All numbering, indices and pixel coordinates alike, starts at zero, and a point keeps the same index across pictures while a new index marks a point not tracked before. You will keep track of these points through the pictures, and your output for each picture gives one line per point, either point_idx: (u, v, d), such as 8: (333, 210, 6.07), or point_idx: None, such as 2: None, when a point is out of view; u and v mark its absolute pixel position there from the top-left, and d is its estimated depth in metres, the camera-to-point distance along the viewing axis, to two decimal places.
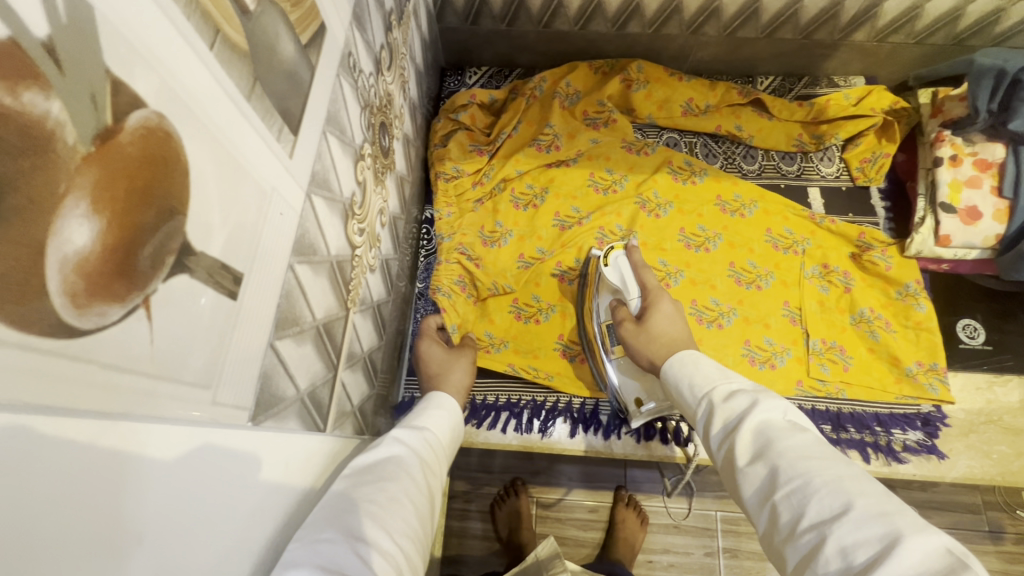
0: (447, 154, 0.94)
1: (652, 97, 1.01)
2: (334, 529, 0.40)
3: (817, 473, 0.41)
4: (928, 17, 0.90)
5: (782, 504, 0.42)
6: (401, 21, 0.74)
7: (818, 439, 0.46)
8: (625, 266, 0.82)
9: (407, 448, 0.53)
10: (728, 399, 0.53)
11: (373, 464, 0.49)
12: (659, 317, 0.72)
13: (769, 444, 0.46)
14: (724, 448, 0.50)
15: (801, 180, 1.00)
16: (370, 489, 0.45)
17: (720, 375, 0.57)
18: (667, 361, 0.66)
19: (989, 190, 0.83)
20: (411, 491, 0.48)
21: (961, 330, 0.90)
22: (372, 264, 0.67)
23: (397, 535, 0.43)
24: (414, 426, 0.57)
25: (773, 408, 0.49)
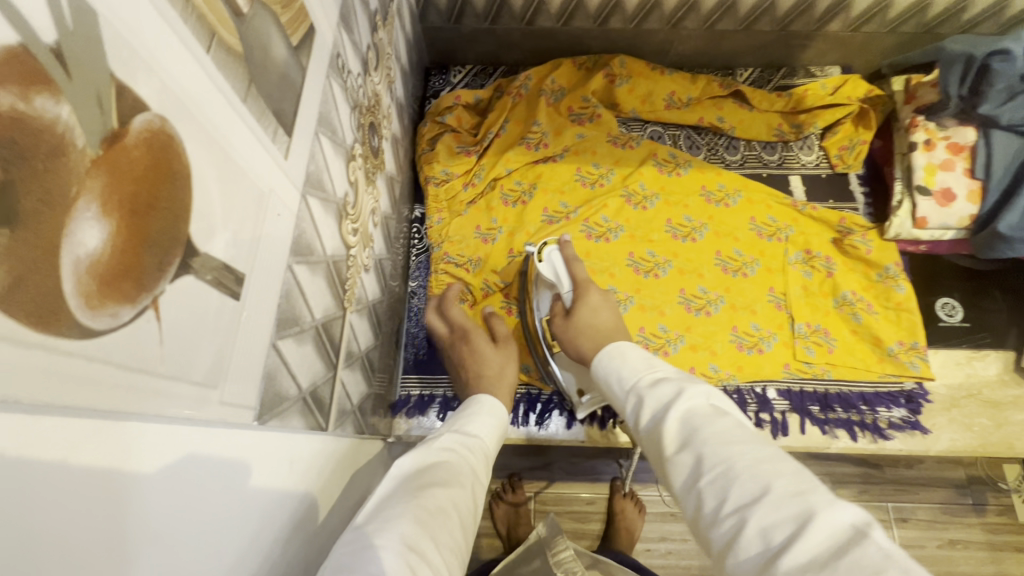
0: (435, 157, 0.94)
1: (635, 92, 1.02)
2: (389, 534, 0.41)
3: (737, 458, 0.43)
4: (899, 7, 0.92)
5: (707, 489, 0.43)
6: (386, 21, 0.74)
7: (737, 422, 0.48)
8: (557, 260, 0.84)
9: (456, 454, 0.54)
10: (655, 389, 0.55)
11: (424, 465, 0.50)
12: (584, 308, 0.76)
13: (693, 431, 0.48)
14: (653, 437, 0.51)
15: (782, 169, 1.02)
16: (424, 493, 0.46)
17: (645, 366, 0.60)
18: (598, 356, 0.68)
19: (962, 172, 0.86)
20: (458, 499, 0.48)
21: (940, 309, 0.93)
22: (366, 264, 0.68)
23: (443, 547, 0.43)
24: (464, 432, 0.59)
25: (697, 396, 0.52)
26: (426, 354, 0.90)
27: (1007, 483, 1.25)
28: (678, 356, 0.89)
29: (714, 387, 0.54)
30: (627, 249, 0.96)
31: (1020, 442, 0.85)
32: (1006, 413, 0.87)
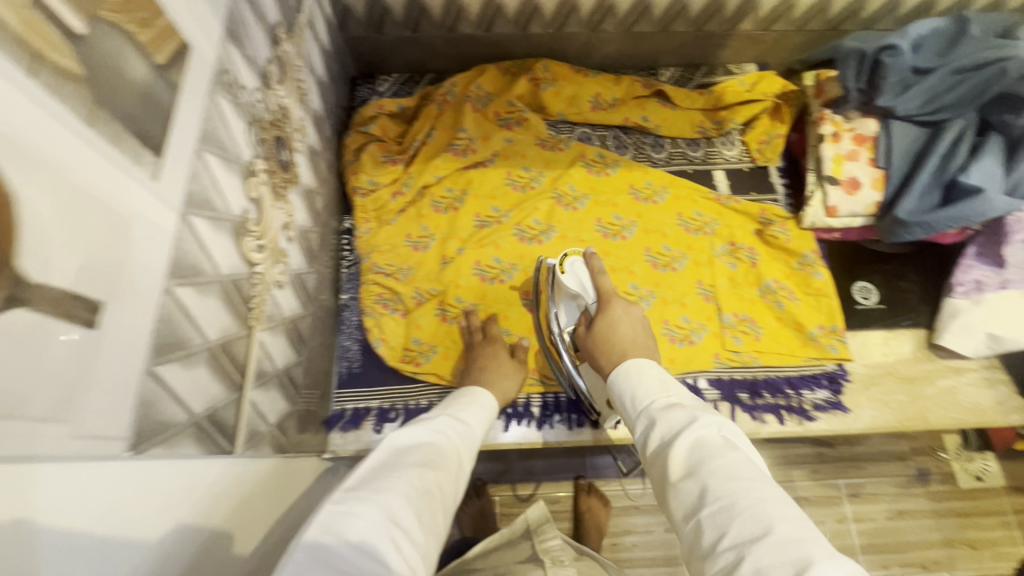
0: (361, 167, 0.94)
1: (561, 95, 1.04)
2: (377, 506, 0.45)
3: (743, 496, 0.45)
4: (803, 6, 0.96)
5: (708, 522, 0.46)
6: (293, 34, 0.73)
7: (747, 457, 0.49)
8: (583, 271, 0.81)
9: (444, 435, 0.59)
10: (668, 412, 0.56)
11: (416, 444, 0.55)
12: (610, 322, 0.75)
13: (702, 462, 0.49)
14: (659, 462, 0.53)
15: (706, 164, 1.05)
16: (414, 471, 0.51)
17: (660, 390, 0.60)
18: (617, 367, 0.68)
19: (866, 161, 0.90)
20: (442, 480, 0.53)
21: (856, 292, 0.97)
22: (279, 280, 0.67)
23: (422, 523, 0.48)
24: (454, 415, 0.63)
25: (709, 425, 0.53)
26: (360, 366, 0.88)
27: (946, 452, 1.31)
28: None
29: (727, 419, 0.55)
30: (560, 250, 0.97)
31: (936, 414, 0.90)
32: (921, 388, 0.91)
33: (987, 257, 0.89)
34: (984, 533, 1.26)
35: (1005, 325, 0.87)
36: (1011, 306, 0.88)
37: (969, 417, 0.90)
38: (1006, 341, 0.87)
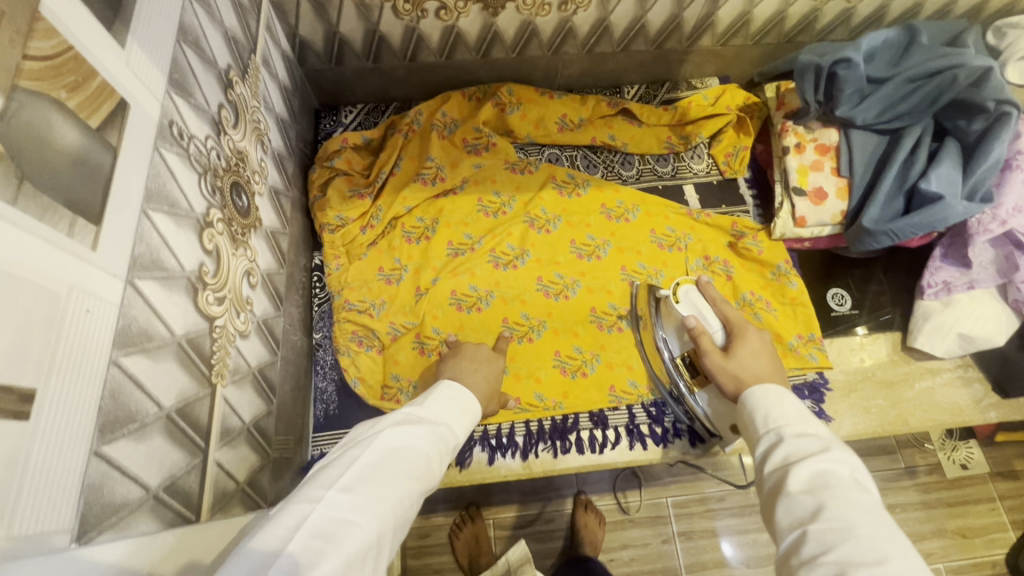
0: (328, 203, 0.91)
1: (528, 118, 1.03)
2: (367, 522, 0.44)
3: (862, 525, 0.44)
4: (758, 21, 0.98)
5: (817, 536, 0.45)
6: (246, 76, 0.72)
7: (877, 501, 0.47)
8: (697, 299, 0.82)
9: (434, 442, 0.56)
10: (798, 437, 0.55)
11: (411, 448, 0.53)
12: (746, 351, 0.74)
13: (824, 484, 0.49)
14: (775, 475, 0.53)
15: (675, 179, 1.05)
16: (404, 484, 0.49)
17: (799, 417, 0.58)
18: (750, 389, 0.67)
19: (830, 171, 0.91)
20: (422, 491, 0.52)
21: (831, 299, 0.98)
22: (241, 330, 0.64)
23: (395, 537, 0.48)
24: (446, 420, 0.60)
25: (843, 459, 0.51)
26: (337, 408, 0.85)
27: (931, 442, 1.32)
28: (595, 376, 0.89)
29: (862, 466, 0.52)
30: (536, 273, 0.96)
31: (915, 417, 0.91)
32: (899, 391, 0.92)
33: (953, 258, 0.90)
34: (975, 522, 1.26)
35: (974, 325, 0.88)
36: (979, 306, 0.89)
37: (947, 418, 0.91)
38: (977, 340, 0.89)
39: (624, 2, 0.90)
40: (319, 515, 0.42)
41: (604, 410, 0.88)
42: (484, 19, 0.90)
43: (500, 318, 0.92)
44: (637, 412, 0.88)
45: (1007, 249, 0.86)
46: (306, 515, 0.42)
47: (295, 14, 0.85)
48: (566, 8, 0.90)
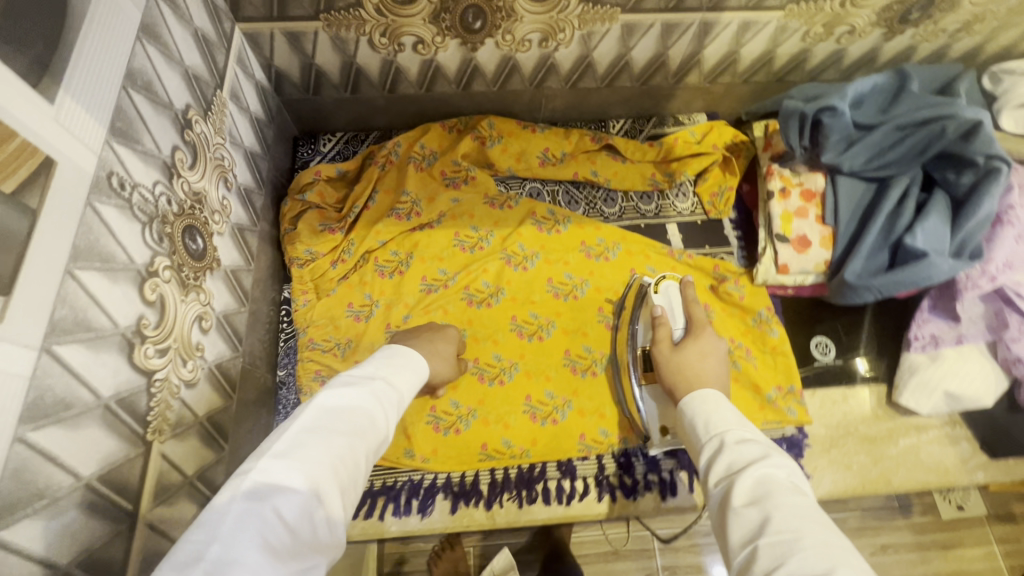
0: (298, 236, 0.89)
1: (509, 151, 1.01)
2: (307, 483, 0.45)
3: (807, 534, 0.43)
4: (746, 60, 0.95)
5: (766, 551, 0.44)
6: (210, 114, 0.70)
7: (816, 505, 0.47)
8: (675, 296, 0.86)
9: (376, 401, 0.56)
10: (739, 444, 0.55)
11: (351, 410, 0.53)
12: (694, 350, 0.76)
13: (768, 492, 0.48)
14: (722, 487, 0.52)
15: (659, 218, 1.03)
16: (346, 443, 0.50)
17: (737, 421, 0.59)
18: (693, 391, 0.68)
19: (815, 218, 0.88)
20: (371, 449, 0.53)
21: (814, 348, 0.95)
22: (187, 379, 0.62)
23: (348, 493, 0.49)
24: (391, 382, 0.60)
25: (781, 464, 0.51)
26: None
27: None
28: (565, 423, 0.86)
29: (799, 468, 0.53)
30: (510, 312, 0.94)
31: (898, 476, 0.87)
32: (882, 448, 0.89)
33: (942, 310, 0.87)
34: (970, 566, 1.22)
35: (961, 383, 0.85)
36: (967, 363, 0.86)
37: (932, 478, 0.87)
38: (963, 399, 0.85)
39: (606, 40, 0.88)
40: (253, 482, 0.43)
41: (572, 460, 0.85)
42: (463, 53, 0.88)
43: (471, 358, 0.90)
44: (606, 463, 0.86)
45: (997, 305, 0.83)
46: (242, 483, 0.43)
47: (270, 47, 0.84)
48: (546, 44, 0.88)
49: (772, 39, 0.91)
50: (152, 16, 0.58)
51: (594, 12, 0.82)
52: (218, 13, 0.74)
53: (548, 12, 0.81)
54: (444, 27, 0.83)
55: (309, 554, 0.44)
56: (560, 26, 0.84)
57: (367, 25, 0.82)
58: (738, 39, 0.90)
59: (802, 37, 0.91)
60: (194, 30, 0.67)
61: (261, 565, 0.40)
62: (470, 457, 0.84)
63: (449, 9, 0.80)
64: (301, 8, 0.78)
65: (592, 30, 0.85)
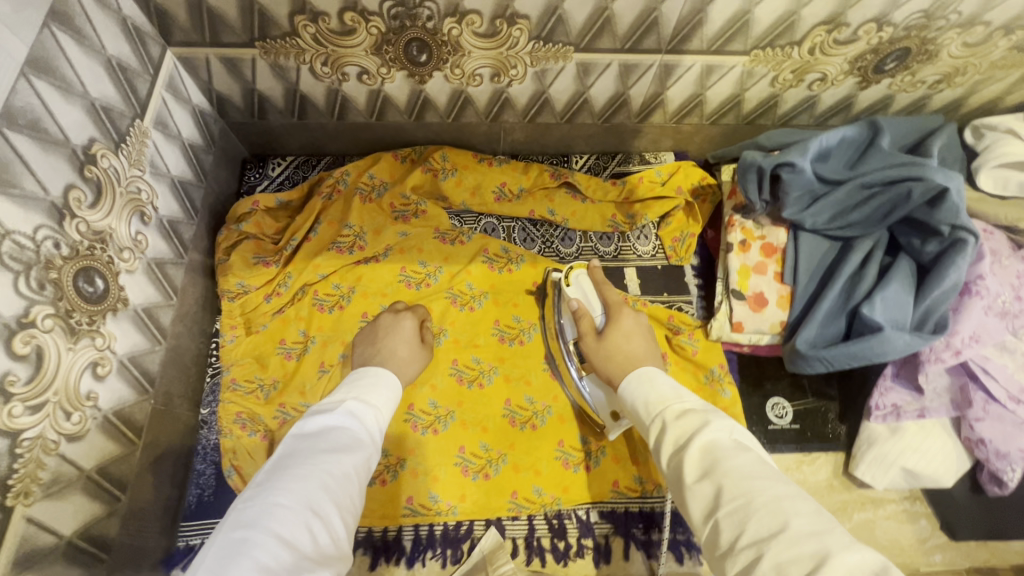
0: (230, 268, 0.86)
1: (463, 184, 0.97)
2: (294, 497, 0.48)
3: (758, 494, 0.45)
4: (712, 103, 0.90)
5: (726, 521, 0.46)
6: (124, 147, 0.67)
7: (760, 459, 0.50)
8: (586, 284, 0.85)
9: (355, 419, 0.59)
10: (681, 419, 0.56)
11: (328, 430, 0.56)
12: (618, 335, 0.75)
13: (715, 462, 0.50)
14: (673, 465, 0.53)
15: (618, 260, 0.97)
16: (328, 459, 0.53)
17: (673, 395, 0.59)
18: (629, 373, 0.67)
19: (773, 276, 0.83)
20: (360, 462, 0.55)
21: (770, 409, 0.89)
22: (70, 432, 0.58)
23: (341, 507, 0.51)
24: (369, 396, 0.63)
25: (722, 428, 0.53)
26: (213, 494, 0.78)
27: None
28: (498, 479, 0.82)
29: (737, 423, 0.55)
30: (450, 356, 0.89)
31: None
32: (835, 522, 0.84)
33: (905, 379, 0.80)
34: None
35: (920, 461, 0.80)
36: (928, 439, 0.80)
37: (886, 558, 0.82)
38: (922, 477, 0.80)
39: (562, 78, 0.83)
40: (246, 509, 0.46)
41: (502, 519, 0.81)
42: (411, 85, 0.84)
43: (407, 404, 0.85)
44: (538, 524, 0.81)
45: (962, 379, 0.78)
46: (235, 513, 0.46)
47: (207, 71, 0.80)
48: (498, 80, 0.84)
49: (739, 83, 0.86)
50: (47, 50, 0.55)
51: (546, 50, 0.77)
52: (142, 38, 0.70)
53: (497, 48, 0.77)
54: (388, 58, 0.79)
55: (310, 567, 0.44)
56: (511, 62, 0.80)
57: (307, 54, 0.78)
58: (703, 82, 0.85)
59: (770, 82, 0.86)
60: (106, 58, 0.63)
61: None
62: (393, 512, 0.80)
63: (392, 42, 0.76)
64: (235, 35, 0.74)
65: (545, 67, 0.81)
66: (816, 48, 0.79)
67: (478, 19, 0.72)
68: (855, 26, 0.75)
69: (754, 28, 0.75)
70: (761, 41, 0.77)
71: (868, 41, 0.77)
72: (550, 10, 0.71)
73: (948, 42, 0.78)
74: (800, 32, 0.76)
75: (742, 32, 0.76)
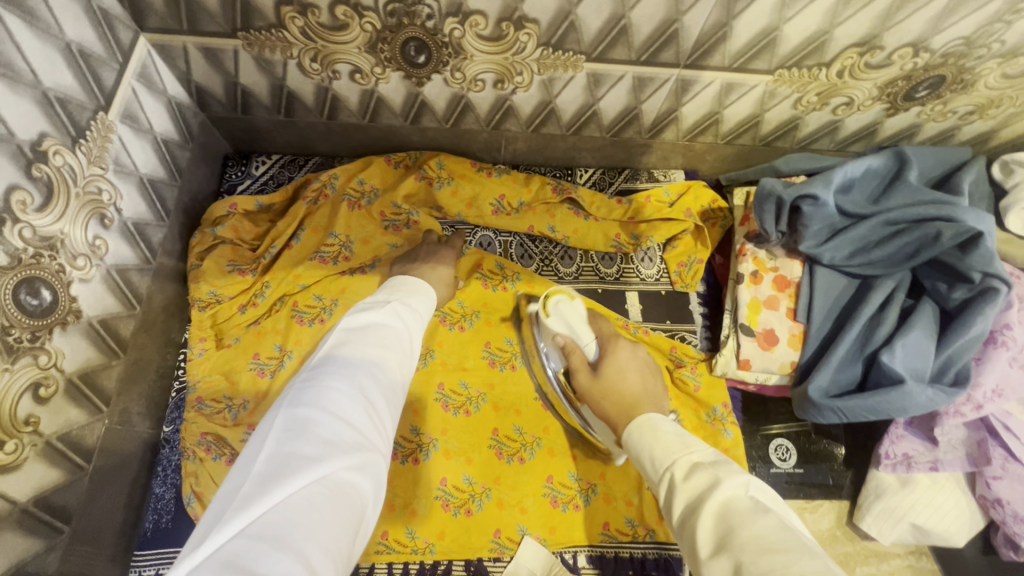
0: (202, 274, 0.80)
1: (459, 195, 0.90)
2: (346, 383, 0.47)
3: (779, 571, 0.37)
4: (730, 122, 0.84)
5: None
6: (83, 142, 0.60)
7: (782, 523, 0.42)
8: (568, 314, 0.79)
9: (397, 320, 0.59)
10: (689, 478, 0.49)
11: (372, 327, 0.55)
12: (613, 366, 0.71)
13: (731, 533, 0.42)
14: (686, 534, 0.46)
15: (619, 283, 0.91)
16: (374, 354, 0.52)
17: (678, 447, 0.53)
18: (629, 424, 0.62)
19: (785, 312, 0.78)
20: (401, 360, 0.55)
21: (774, 452, 0.83)
22: (3, 462, 0.52)
23: (388, 398, 0.50)
24: (408, 304, 0.62)
25: (736, 485, 0.46)
26: (171, 521, 0.71)
27: None
28: (481, 515, 0.76)
29: (753, 476, 0.48)
30: (437, 378, 0.83)
31: None
32: None
33: (918, 429, 0.75)
34: None
35: (931, 517, 0.75)
36: (941, 495, 0.75)
37: None
38: (932, 535, 0.76)
39: (570, 87, 0.77)
40: (300, 389, 0.46)
41: (483, 560, 0.75)
42: (407, 87, 0.78)
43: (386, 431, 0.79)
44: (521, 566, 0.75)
45: (981, 434, 0.72)
46: (288, 392, 0.45)
47: (185, 61, 0.74)
48: (502, 86, 0.78)
49: (760, 102, 0.80)
50: None
51: (555, 57, 0.71)
52: (110, 22, 0.63)
53: (502, 53, 0.71)
54: (383, 58, 0.72)
55: (365, 446, 0.44)
56: (516, 69, 0.74)
57: (294, 48, 0.71)
58: (721, 100, 0.80)
59: (793, 104, 0.80)
60: (65, 44, 0.57)
61: (321, 450, 0.41)
62: (367, 547, 0.74)
63: (387, 40, 0.69)
64: (215, 24, 0.68)
65: (553, 76, 0.75)
66: (845, 71, 0.73)
67: (482, 21, 0.66)
68: (890, 50, 0.69)
69: (781, 46, 0.69)
70: (787, 61, 0.72)
71: (901, 67, 0.72)
72: (562, 15, 0.65)
73: (986, 71, 0.73)
74: (830, 52, 0.70)
75: (767, 49, 0.70)
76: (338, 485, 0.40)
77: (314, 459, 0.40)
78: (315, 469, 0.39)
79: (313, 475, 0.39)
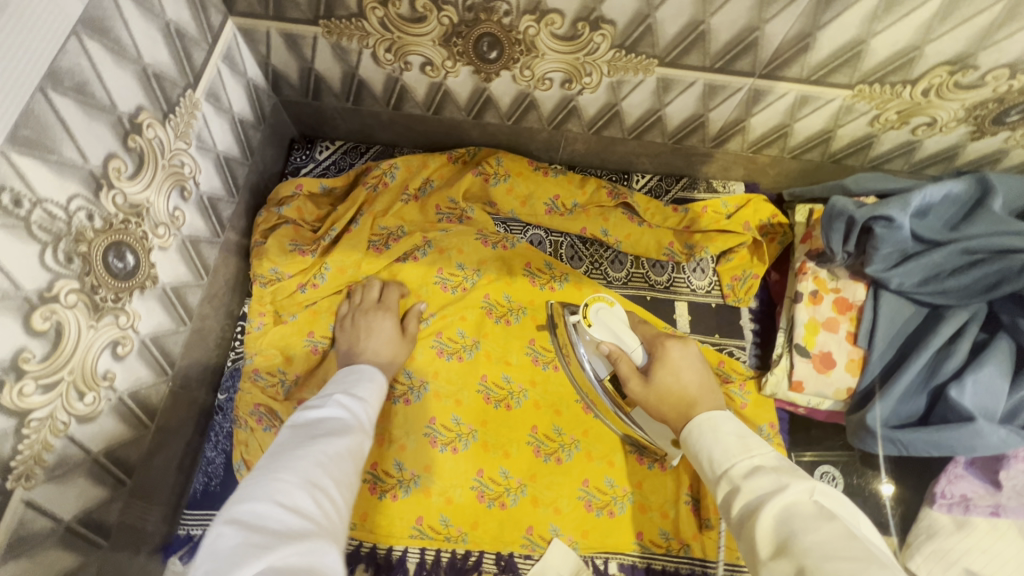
0: (265, 252, 0.83)
1: (514, 192, 0.91)
2: (291, 473, 0.45)
3: None
4: (799, 136, 0.82)
5: None
6: (172, 117, 0.63)
7: (848, 531, 0.41)
8: (609, 320, 0.75)
9: (346, 410, 0.57)
10: (749, 481, 0.49)
11: (318, 420, 0.54)
12: (667, 372, 0.70)
13: (792, 538, 0.42)
14: (744, 534, 0.46)
15: (668, 292, 0.89)
16: (320, 442, 0.50)
17: (740, 450, 0.52)
18: (688, 421, 0.61)
19: (845, 335, 0.76)
20: (352, 446, 0.53)
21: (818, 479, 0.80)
22: (82, 413, 0.56)
23: (339, 483, 0.48)
24: (354, 393, 0.61)
25: (800, 490, 0.45)
26: (220, 485, 0.74)
27: None
28: (514, 511, 0.77)
29: (820, 480, 0.47)
30: (480, 370, 0.83)
31: None
32: None
33: (980, 470, 0.72)
34: None
35: (988, 565, 0.70)
36: (1000, 542, 0.70)
37: None
38: None
39: (638, 91, 0.77)
40: (243, 490, 0.44)
41: (513, 556, 0.75)
42: (475, 82, 0.79)
43: (429, 416, 0.80)
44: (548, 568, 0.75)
45: None
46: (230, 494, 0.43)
47: (266, 45, 0.77)
48: (569, 86, 0.78)
49: (834, 118, 0.77)
50: (103, 8, 0.52)
51: (627, 60, 0.71)
52: (204, 5, 0.66)
53: (574, 53, 0.71)
54: (455, 52, 0.73)
55: (316, 532, 0.41)
56: (586, 69, 0.74)
57: (371, 38, 0.73)
58: (793, 113, 0.77)
59: (869, 121, 0.77)
60: (164, 23, 0.60)
61: (266, 542, 0.38)
62: (400, 531, 0.75)
63: (462, 34, 0.70)
64: (300, 12, 0.71)
65: (622, 78, 0.75)
66: (932, 90, 0.70)
67: (559, 20, 0.66)
68: (983, 70, 0.66)
69: (865, 60, 0.67)
70: (870, 76, 0.69)
71: (994, 88, 0.68)
72: (638, 19, 0.65)
73: None
74: (917, 70, 0.67)
75: (850, 64, 0.67)
76: (289, 570, 0.37)
77: (258, 552, 0.37)
78: (260, 559, 0.37)
79: (259, 566, 0.37)
